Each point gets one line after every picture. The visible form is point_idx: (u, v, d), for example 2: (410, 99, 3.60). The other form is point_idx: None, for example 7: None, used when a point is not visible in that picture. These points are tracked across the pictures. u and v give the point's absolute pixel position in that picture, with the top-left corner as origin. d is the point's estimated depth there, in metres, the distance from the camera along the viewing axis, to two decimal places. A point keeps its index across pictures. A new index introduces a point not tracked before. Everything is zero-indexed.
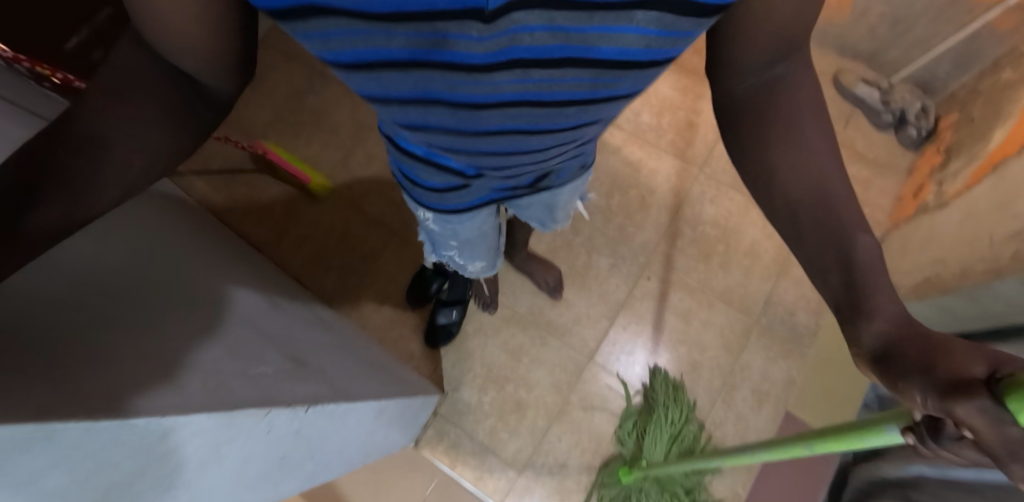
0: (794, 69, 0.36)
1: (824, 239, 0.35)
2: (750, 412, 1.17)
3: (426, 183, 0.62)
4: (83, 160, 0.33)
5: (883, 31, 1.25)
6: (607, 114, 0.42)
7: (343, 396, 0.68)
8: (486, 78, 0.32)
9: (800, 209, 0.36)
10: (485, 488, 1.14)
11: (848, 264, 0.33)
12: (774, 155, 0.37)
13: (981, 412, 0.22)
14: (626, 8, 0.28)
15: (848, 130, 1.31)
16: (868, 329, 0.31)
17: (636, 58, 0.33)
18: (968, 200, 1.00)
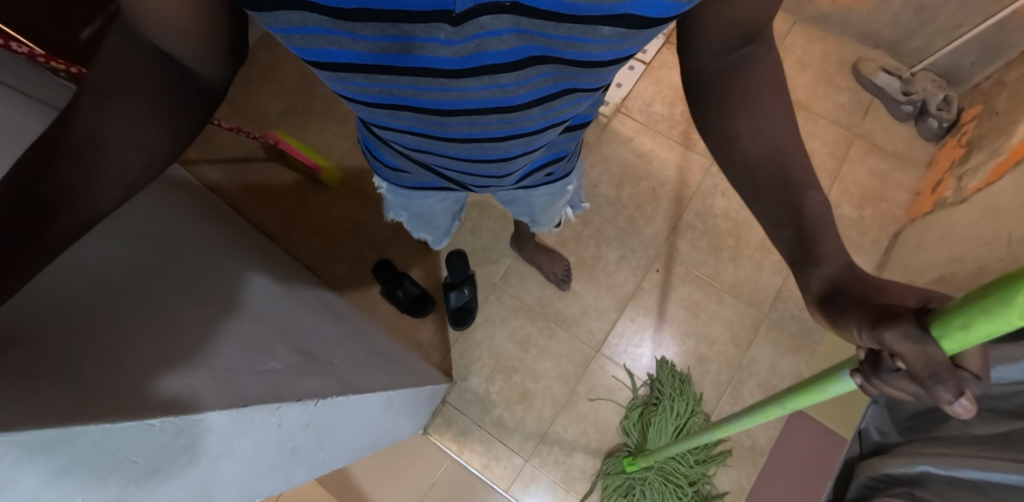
0: (756, 50, 0.39)
1: (778, 198, 0.38)
2: None
3: (383, 159, 0.64)
4: (76, 162, 0.33)
5: (906, 19, 1.21)
6: (566, 110, 0.48)
7: (352, 389, 0.70)
8: (453, 82, 0.38)
9: (758, 173, 0.40)
10: (492, 475, 1.16)
11: (799, 218, 0.37)
12: (736, 123, 0.41)
13: (911, 338, 0.26)
14: (594, 24, 0.32)
15: (866, 122, 1.28)
16: (817, 274, 0.34)
17: (601, 59, 0.37)
18: (989, 197, 0.98)
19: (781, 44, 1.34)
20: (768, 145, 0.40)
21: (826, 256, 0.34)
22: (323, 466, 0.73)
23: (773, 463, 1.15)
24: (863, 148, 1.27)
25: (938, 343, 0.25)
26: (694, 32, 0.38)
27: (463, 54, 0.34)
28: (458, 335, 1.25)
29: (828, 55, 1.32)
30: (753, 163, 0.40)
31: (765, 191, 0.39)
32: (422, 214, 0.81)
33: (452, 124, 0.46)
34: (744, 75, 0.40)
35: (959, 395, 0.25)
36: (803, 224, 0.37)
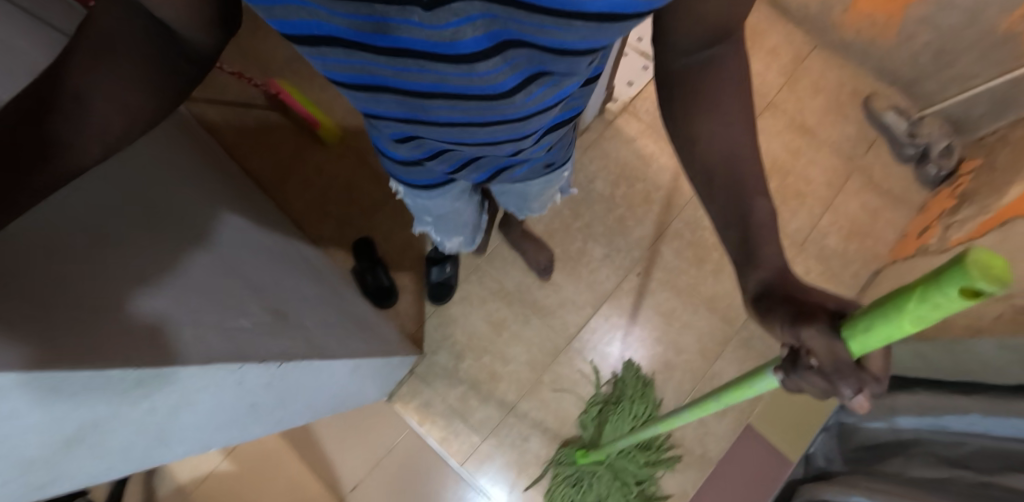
0: (724, 52, 0.44)
1: (730, 196, 0.46)
2: (712, 418, 1.21)
3: (391, 155, 0.63)
4: (64, 119, 0.34)
5: (925, 60, 1.21)
6: (557, 90, 0.47)
7: (319, 353, 0.70)
8: (430, 64, 0.38)
9: (715, 171, 0.47)
10: (449, 449, 1.20)
11: (746, 222, 0.44)
12: (698, 123, 0.47)
13: (823, 338, 0.32)
14: (563, 17, 0.33)
15: (867, 157, 1.29)
16: (755, 274, 0.42)
17: (572, 48, 0.38)
18: (969, 252, 0.99)
19: (798, 65, 1.33)
20: (724, 147, 0.46)
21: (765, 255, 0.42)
22: (286, 420, 0.74)
23: (719, 473, 1.18)
24: (859, 183, 1.28)
25: (845, 344, 0.31)
26: (671, 28, 0.42)
27: (437, 39, 0.35)
28: (435, 308, 1.26)
29: (842, 84, 1.32)
30: (711, 162, 0.47)
31: (719, 189, 0.47)
32: (443, 217, 0.82)
33: (436, 112, 0.47)
34: (710, 73, 0.45)
35: (856, 390, 0.32)
36: (753, 239, 0.44)
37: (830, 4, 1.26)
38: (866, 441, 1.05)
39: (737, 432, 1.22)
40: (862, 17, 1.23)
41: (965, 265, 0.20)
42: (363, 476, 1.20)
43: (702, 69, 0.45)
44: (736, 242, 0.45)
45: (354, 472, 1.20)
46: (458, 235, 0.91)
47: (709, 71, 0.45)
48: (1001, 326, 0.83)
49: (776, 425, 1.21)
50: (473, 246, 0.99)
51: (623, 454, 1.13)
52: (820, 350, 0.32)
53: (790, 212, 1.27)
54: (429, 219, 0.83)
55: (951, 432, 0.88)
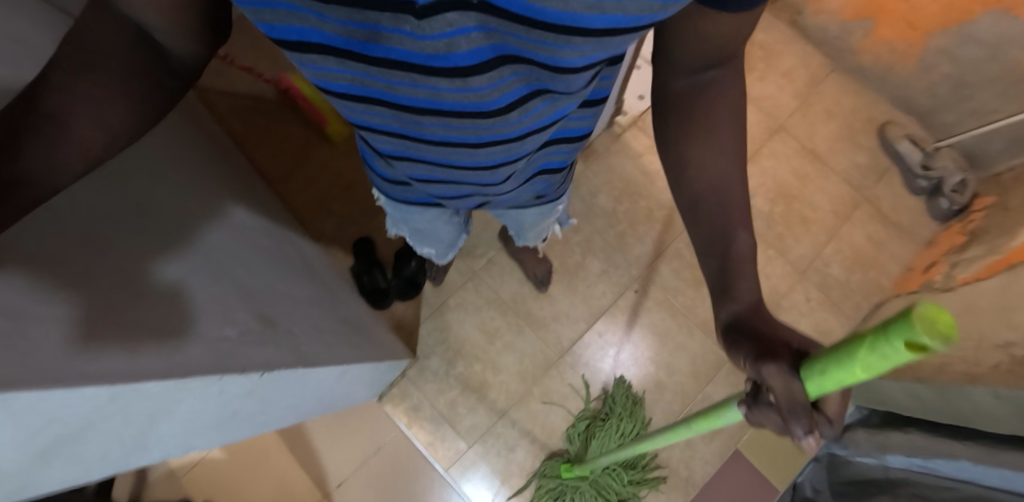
0: (724, 75, 0.42)
1: (713, 229, 0.45)
2: (700, 442, 1.18)
3: (379, 172, 0.65)
4: (38, 137, 0.32)
5: (944, 92, 1.21)
6: (551, 110, 0.47)
7: (305, 361, 0.71)
8: (425, 77, 0.38)
9: (702, 200, 0.46)
10: (435, 454, 1.21)
11: (726, 254, 0.44)
12: (690, 149, 0.45)
13: (782, 376, 0.32)
14: (565, 34, 0.33)
15: (877, 187, 1.27)
16: (726, 307, 0.42)
17: (570, 64, 0.38)
18: (973, 293, 0.98)
19: (812, 90, 1.33)
20: (713, 178, 0.45)
21: (743, 283, 0.42)
22: (266, 424, 0.74)
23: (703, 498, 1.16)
24: (866, 213, 1.27)
25: (802, 383, 0.31)
26: (674, 47, 0.40)
27: (432, 51, 0.34)
28: (431, 313, 1.27)
29: (856, 111, 1.31)
30: (698, 191, 0.46)
31: (703, 219, 0.46)
32: (421, 229, 0.83)
33: (427, 127, 0.46)
34: (708, 94, 0.43)
35: (807, 431, 0.31)
36: (730, 269, 0.43)
37: (850, 28, 1.27)
38: (851, 476, 1.04)
39: (724, 455, 1.18)
40: (879, 44, 1.24)
41: (910, 317, 0.21)
42: (349, 474, 1.22)
43: (701, 89, 0.43)
44: (715, 274, 0.44)
45: (340, 470, 1.23)
46: (432, 249, 0.92)
47: (710, 92, 0.43)
48: (991, 376, 0.80)
49: (762, 452, 1.20)
50: (445, 261, 1.00)
51: (606, 471, 1.12)
52: (776, 384, 0.32)
53: (793, 239, 1.26)
54: (406, 229, 0.84)
55: (942, 477, 0.87)
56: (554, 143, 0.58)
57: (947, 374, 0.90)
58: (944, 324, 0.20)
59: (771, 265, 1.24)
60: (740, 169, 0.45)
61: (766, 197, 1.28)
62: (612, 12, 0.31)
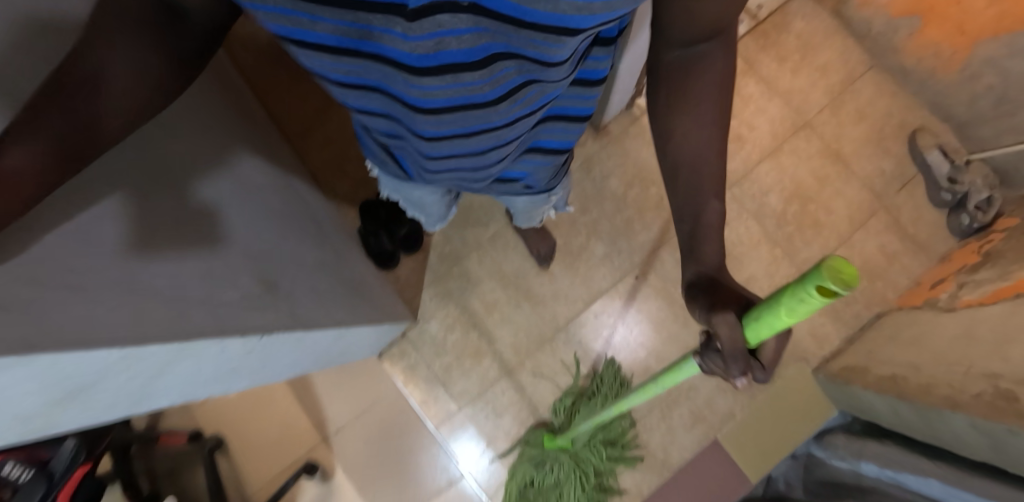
0: (712, 50, 0.45)
1: (687, 195, 0.51)
2: (681, 429, 1.21)
3: (374, 151, 0.67)
4: (85, 98, 0.35)
5: (984, 104, 1.16)
6: (541, 98, 0.48)
7: (301, 325, 0.75)
8: (417, 78, 0.38)
9: (681, 167, 0.51)
10: (427, 412, 1.28)
11: (698, 219, 0.50)
12: (677, 119, 0.50)
13: (728, 325, 0.40)
14: (556, 35, 0.33)
15: (899, 195, 1.26)
16: (692, 267, 0.49)
17: (550, 61, 0.38)
18: (974, 317, 0.97)
19: (846, 87, 1.29)
20: (693, 146, 0.50)
21: (709, 243, 0.49)
22: (264, 375, 0.78)
23: (677, 481, 1.20)
24: (882, 221, 1.25)
25: (743, 331, 0.39)
26: (669, 23, 0.42)
27: (422, 52, 0.35)
28: (435, 279, 1.31)
29: (891, 114, 1.28)
30: (678, 158, 0.51)
31: (680, 181, 0.52)
32: (416, 200, 0.84)
33: (422, 121, 0.47)
34: (697, 66, 0.47)
35: (743, 372, 0.40)
36: (700, 235, 0.49)
37: (895, 26, 1.22)
38: (825, 476, 1.07)
39: (702, 445, 1.21)
40: (921, 46, 1.20)
41: (821, 269, 0.27)
42: (346, 422, 1.31)
43: (696, 61, 0.46)
44: (686, 233, 0.51)
45: (339, 417, 1.32)
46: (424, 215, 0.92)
47: (703, 62, 0.46)
48: (974, 404, 0.81)
49: (746, 449, 1.20)
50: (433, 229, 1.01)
51: (587, 445, 1.17)
52: (726, 337, 0.40)
53: (802, 241, 1.25)
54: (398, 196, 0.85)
55: (908, 490, 0.89)
56: (544, 125, 0.59)
57: (929, 396, 0.90)
58: (849, 275, 0.26)
59: (776, 265, 1.24)
60: (717, 141, 0.50)
61: (780, 196, 1.26)
62: (601, 11, 0.31)
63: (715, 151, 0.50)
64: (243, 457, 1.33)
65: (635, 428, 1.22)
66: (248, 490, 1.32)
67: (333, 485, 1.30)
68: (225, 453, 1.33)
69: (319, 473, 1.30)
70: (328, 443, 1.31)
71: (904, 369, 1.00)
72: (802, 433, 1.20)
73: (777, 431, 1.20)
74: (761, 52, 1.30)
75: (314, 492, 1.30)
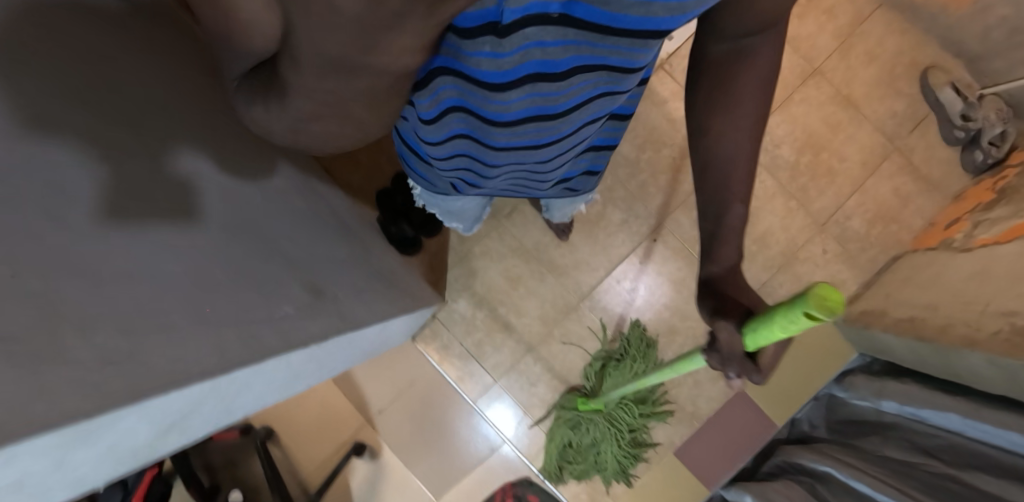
0: (761, 43, 0.44)
1: (712, 194, 0.50)
2: (707, 381, 1.27)
3: (422, 166, 0.74)
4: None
5: (998, 36, 1.15)
6: (598, 103, 0.53)
7: (349, 326, 0.79)
8: (498, 91, 0.43)
9: (710, 166, 0.50)
10: (464, 387, 1.34)
11: (719, 221, 0.49)
12: (710, 119, 0.48)
13: (728, 330, 0.41)
14: (632, 38, 0.39)
15: (912, 136, 1.26)
16: (705, 268, 0.49)
17: (619, 62, 0.43)
18: (990, 255, 1.00)
19: (857, 28, 1.26)
20: (726, 148, 0.49)
21: (727, 249, 0.48)
22: (314, 382, 0.81)
23: (706, 430, 1.27)
24: (896, 164, 1.26)
25: (740, 337, 0.40)
26: (723, 14, 0.41)
27: (507, 65, 0.39)
28: (458, 259, 1.34)
29: (902, 52, 1.26)
30: (706, 159, 0.50)
31: (707, 182, 0.51)
32: (454, 211, 0.91)
33: (489, 129, 0.52)
34: (741, 60, 0.45)
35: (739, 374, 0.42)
36: (719, 236, 0.49)
37: None
38: (850, 415, 1.13)
39: (729, 395, 1.27)
40: None
41: (812, 296, 0.31)
42: (388, 403, 1.38)
43: (739, 54, 0.45)
44: (706, 233, 0.51)
45: (380, 399, 1.38)
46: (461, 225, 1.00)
47: (747, 60, 0.45)
48: (993, 343, 0.85)
49: (769, 395, 1.27)
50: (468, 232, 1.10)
51: (620, 405, 1.24)
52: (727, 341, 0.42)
53: (817, 191, 1.26)
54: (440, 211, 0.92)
55: (928, 424, 0.94)
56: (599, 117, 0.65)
57: (947, 336, 0.94)
58: (835, 302, 0.30)
59: (792, 217, 1.26)
60: (752, 142, 0.49)
61: (793, 147, 1.26)
62: (686, 11, 0.37)
63: (749, 154, 0.49)
64: (294, 443, 1.41)
65: (664, 384, 1.28)
66: (303, 473, 1.39)
67: (382, 461, 1.38)
68: (276, 442, 1.41)
69: (368, 451, 1.38)
70: (373, 424, 1.39)
71: (922, 311, 1.04)
72: (823, 377, 1.26)
73: (798, 378, 1.26)
74: None
75: (366, 471, 1.37)
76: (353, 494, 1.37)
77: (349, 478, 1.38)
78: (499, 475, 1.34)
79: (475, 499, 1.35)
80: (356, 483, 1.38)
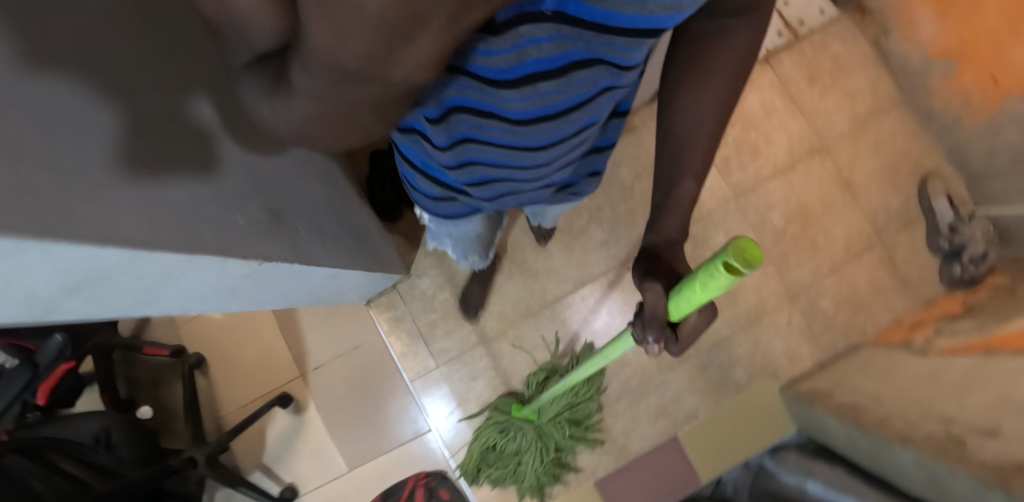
0: (732, 29, 0.48)
1: (667, 162, 0.59)
2: (645, 420, 1.26)
3: (423, 188, 0.75)
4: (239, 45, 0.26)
5: (1000, 160, 1.17)
6: (596, 110, 0.54)
7: (299, 257, 0.78)
8: (497, 91, 0.43)
9: (671, 140, 0.57)
10: (405, 364, 1.31)
11: (667, 192, 0.59)
12: (677, 97, 0.54)
13: (654, 293, 0.51)
14: (640, 37, 0.40)
15: (898, 234, 1.28)
16: (649, 236, 0.60)
17: (619, 64, 0.45)
18: (942, 362, 1.01)
19: (871, 118, 1.29)
20: (689, 122, 0.55)
21: (672, 218, 0.59)
22: (254, 304, 0.81)
23: (632, 468, 1.25)
24: (877, 256, 1.27)
25: (662, 301, 0.50)
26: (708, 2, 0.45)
27: (505, 63, 0.39)
28: None
29: (907, 152, 1.29)
30: (670, 132, 0.57)
31: (664, 153, 0.59)
32: (460, 237, 0.95)
33: (490, 131, 0.51)
34: (713, 46, 0.50)
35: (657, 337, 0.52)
36: (666, 205, 0.59)
37: (931, 65, 1.21)
38: (772, 487, 1.13)
39: (662, 438, 1.25)
40: (953, 90, 1.20)
41: (729, 249, 0.34)
42: (326, 361, 1.35)
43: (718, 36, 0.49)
44: (658, 201, 0.60)
45: (319, 355, 1.36)
46: (473, 252, 1.05)
47: (724, 39, 0.49)
48: (925, 443, 0.85)
49: (701, 450, 1.25)
50: (486, 261, 1.15)
51: (553, 421, 1.22)
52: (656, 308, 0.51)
53: (796, 262, 1.28)
54: (449, 239, 0.97)
55: None
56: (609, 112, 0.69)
57: (884, 428, 0.94)
58: (752, 256, 0.33)
59: (767, 280, 1.27)
60: (716, 116, 0.55)
61: (784, 214, 1.29)
62: (685, 9, 0.38)
63: (709, 128, 0.56)
64: (222, 378, 1.37)
65: (601, 412, 1.26)
66: (222, 410, 1.36)
67: (305, 419, 1.35)
68: (205, 373, 1.37)
69: (293, 405, 1.35)
70: (305, 378, 1.36)
71: (866, 399, 1.04)
72: (758, 444, 1.25)
73: (733, 439, 1.25)
74: (793, 68, 1.31)
75: (284, 422, 1.35)
76: (267, 442, 1.36)
77: (267, 425, 1.36)
78: (417, 459, 1.32)
79: (388, 477, 1.33)
80: (272, 433, 1.36)
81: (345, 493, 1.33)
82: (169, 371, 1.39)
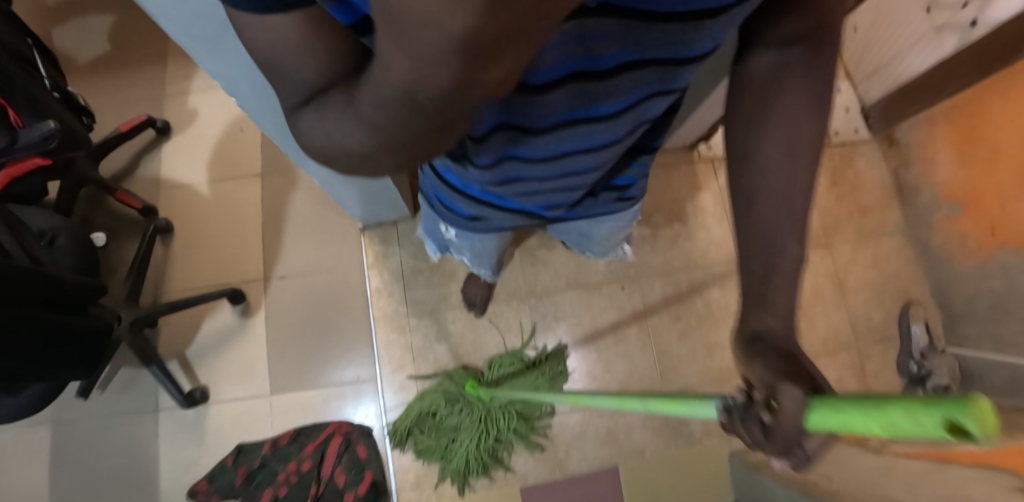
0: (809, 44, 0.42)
1: (761, 241, 0.45)
2: (591, 441, 1.21)
3: (459, 208, 0.74)
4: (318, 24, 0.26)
5: (980, 305, 1.26)
6: (646, 110, 0.51)
7: None
8: (548, 97, 0.40)
9: (760, 202, 0.45)
10: (376, 300, 1.25)
11: (769, 272, 0.44)
12: (760, 142, 0.45)
13: (795, 402, 0.30)
14: (703, 22, 0.37)
15: (874, 346, 1.33)
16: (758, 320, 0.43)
17: (679, 59, 0.42)
18: (897, 461, 1.02)
19: (874, 235, 1.39)
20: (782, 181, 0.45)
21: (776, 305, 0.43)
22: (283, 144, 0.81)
23: (563, 485, 1.18)
24: (850, 359, 1.31)
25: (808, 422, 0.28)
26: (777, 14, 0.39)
27: (552, 68, 0.36)
28: None
29: (898, 277, 1.38)
30: (753, 196, 0.46)
31: (759, 227, 0.45)
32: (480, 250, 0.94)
33: (531, 141, 0.49)
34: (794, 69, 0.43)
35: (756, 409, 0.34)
36: (771, 284, 0.44)
37: (939, 205, 1.34)
38: None
39: (602, 465, 1.20)
40: (953, 231, 1.31)
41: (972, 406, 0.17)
42: (294, 273, 1.28)
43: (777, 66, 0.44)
44: (755, 281, 0.45)
45: (289, 265, 1.28)
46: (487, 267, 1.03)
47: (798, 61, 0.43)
48: None
49: (637, 490, 1.20)
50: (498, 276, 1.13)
51: (506, 409, 1.17)
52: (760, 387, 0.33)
53: None
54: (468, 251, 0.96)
55: None
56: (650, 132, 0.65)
57: (835, 499, 0.93)
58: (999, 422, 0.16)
59: None
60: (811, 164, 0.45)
61: None
62: None
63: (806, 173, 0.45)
64: (180, 253, 1.28)
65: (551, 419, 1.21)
66: (167, 283, 1.26)
67: (248, 324, 1.26)
68: (166, 242, 1.28)
69: (241, 305, 1.26)
70: (265, 283, 1.27)
71: (818, 476, 1.03)
72: None
73: (670, 490, 1.20)
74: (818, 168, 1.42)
75: (225, 320, 1.26)
76: (199, 332, 1.26)
77: (205, 315, 1.26)
78: (345, 404, 1.22)
79: (308, 414, 1.23)
80: (207, 327, 1.26)
81: (256, 415, 1.22)
82: (130, 228, 1.28)
